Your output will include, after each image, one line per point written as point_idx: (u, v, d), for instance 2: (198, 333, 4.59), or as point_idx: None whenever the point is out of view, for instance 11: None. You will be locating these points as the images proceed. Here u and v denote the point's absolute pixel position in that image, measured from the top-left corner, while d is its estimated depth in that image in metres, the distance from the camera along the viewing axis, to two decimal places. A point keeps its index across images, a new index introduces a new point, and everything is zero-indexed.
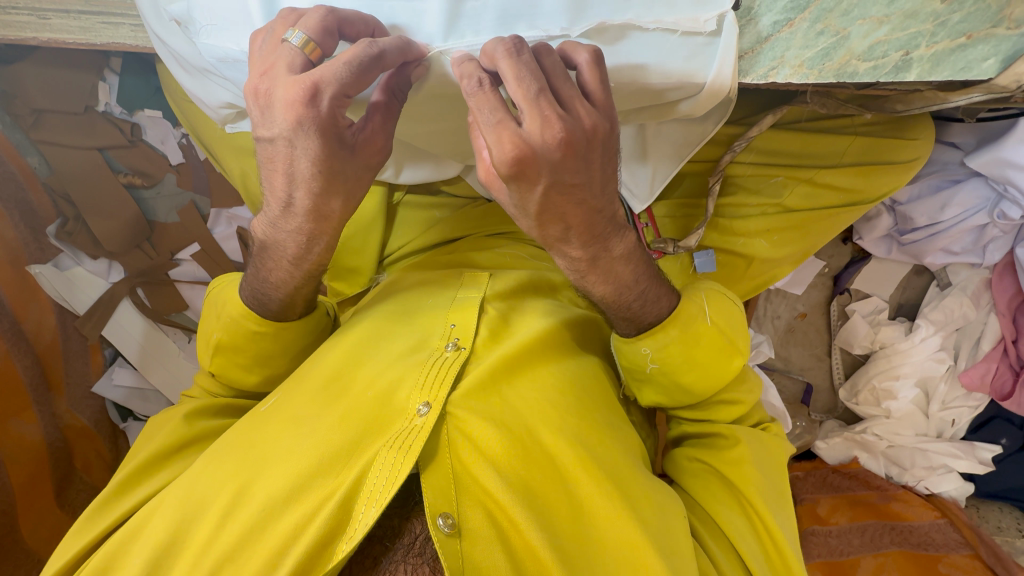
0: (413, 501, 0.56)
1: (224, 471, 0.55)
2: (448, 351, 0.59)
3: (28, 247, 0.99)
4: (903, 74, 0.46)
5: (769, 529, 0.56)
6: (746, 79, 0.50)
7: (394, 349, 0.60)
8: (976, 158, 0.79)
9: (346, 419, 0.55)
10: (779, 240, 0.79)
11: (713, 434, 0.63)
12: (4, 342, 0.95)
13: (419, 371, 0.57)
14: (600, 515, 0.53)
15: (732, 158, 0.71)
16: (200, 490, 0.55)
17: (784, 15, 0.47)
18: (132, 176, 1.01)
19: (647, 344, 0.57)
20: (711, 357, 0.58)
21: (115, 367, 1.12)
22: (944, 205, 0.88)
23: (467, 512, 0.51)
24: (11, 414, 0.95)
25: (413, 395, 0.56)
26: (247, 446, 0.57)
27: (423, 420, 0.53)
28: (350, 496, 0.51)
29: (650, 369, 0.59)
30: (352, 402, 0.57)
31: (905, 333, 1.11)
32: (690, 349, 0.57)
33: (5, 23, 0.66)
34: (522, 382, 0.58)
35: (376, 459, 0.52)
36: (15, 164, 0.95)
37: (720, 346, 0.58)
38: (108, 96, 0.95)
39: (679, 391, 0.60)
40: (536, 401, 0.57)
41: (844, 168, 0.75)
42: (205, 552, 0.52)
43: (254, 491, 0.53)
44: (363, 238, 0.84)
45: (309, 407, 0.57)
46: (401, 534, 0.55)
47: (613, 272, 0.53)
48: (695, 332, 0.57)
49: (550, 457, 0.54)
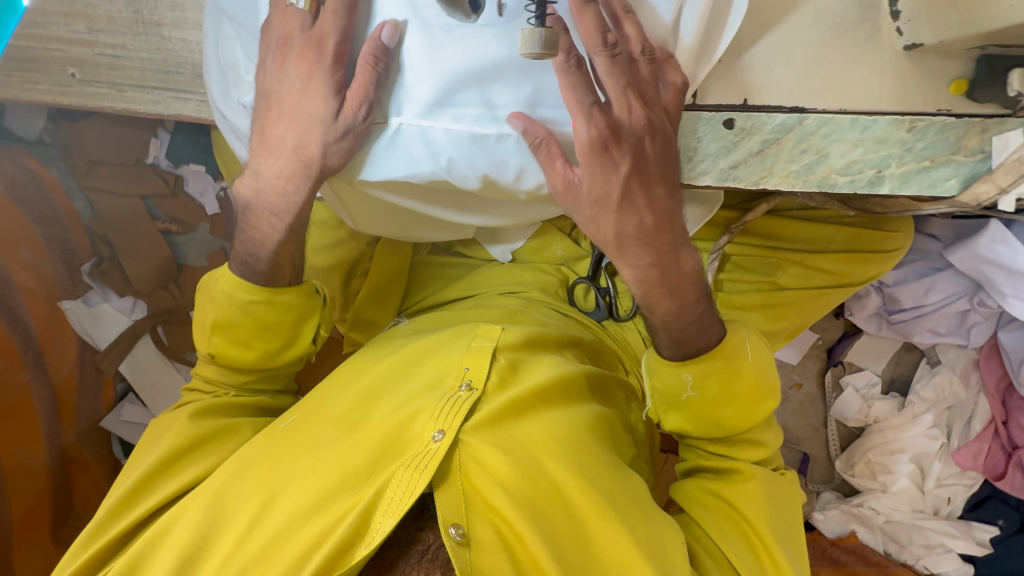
0: (427, 513, 0.59)
1: (250, 484, 0.59)
2: (461, 390, 0.63)
3: (63, 284, 1.03)
4: (877, 187, 0.53)
5: (774, 556, 0.58)
6: (739, 184, 0.55)
7: (412, 387, 0.64)
8: (954, 252, 0.86)
9: (365, 443, 0.60)
10: (773, 315, 0.85)
11: (729, 470, 0.64)
12: (27, 374, 0.96)
13: (435, 405, 0.61)
14: (599, 538, 0.56)
15: (728, 240, 0.80)
16: (220, 506, 0.58)
17: (774, 135, 0.52)
18: (168, 223, 1.09)
19: (690, 372, 0.62)
20: (746, 393, 0.63)
21: (125, 403, 1.14)
22: (928, 289, 0.94)
23: (476, 529, 0.56)
24: (21, 444, 0.95)
25: (428, 425, 0.60)
26: (271, 461, 0.60)
27: (437, 446, 0.58)
28: (368, 510, 0.55)
29: (687, 395, 0.63)
30: (369, 427, 0.61)
31: (898, 408, 1.15)
32: (725, 381, 0.62)
33: (85, 94, 0.74)
34: (528, 418, 0.62)
35: (390, 481, 0.56)
36: (63, 207, 1.03)
37: (755, 389, 0.63)
38: (158, 150, 1.05)
39: (713, 425, 0.64)
40: (540, 434, 0.61)
41: (832, 254, 0.81)
42: (228, 562, 0.55)
43: (277, 506, 0.57)
44: (385, 293, 0.91)
45: (331, 430, 0.62)
46: (415, 543, 0.58)
47: (679, 289, 0.61)
48: (735, 367, 0.62)
49: (555, 484, 0.58)
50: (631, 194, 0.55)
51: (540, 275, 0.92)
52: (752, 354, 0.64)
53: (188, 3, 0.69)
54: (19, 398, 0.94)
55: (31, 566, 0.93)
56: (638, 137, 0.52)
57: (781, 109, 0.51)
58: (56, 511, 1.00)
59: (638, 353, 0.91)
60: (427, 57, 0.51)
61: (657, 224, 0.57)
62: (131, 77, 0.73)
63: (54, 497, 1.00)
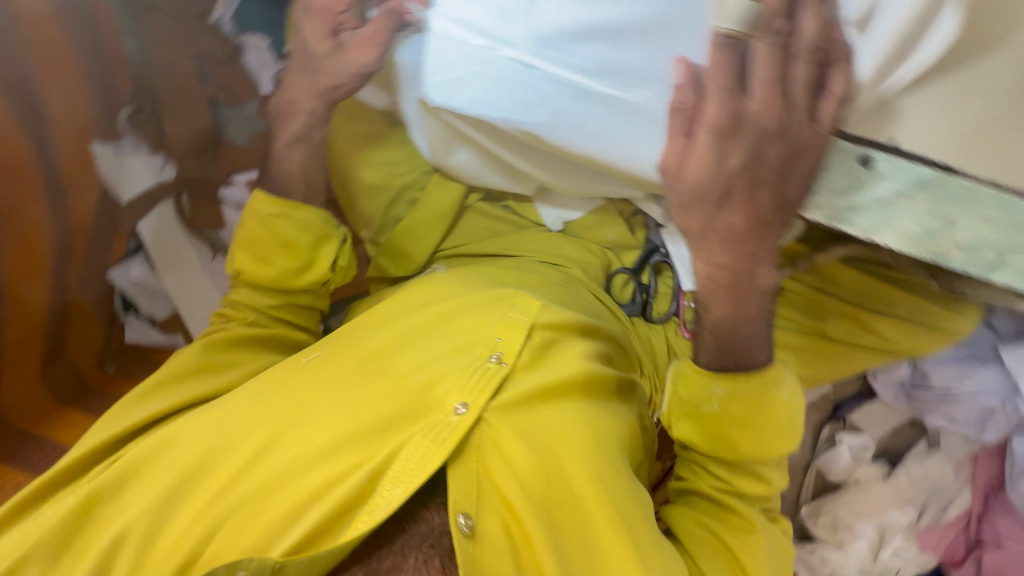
0: (437, 492, 0.60)
1: (263, 415, 0.61)
2: (490, 362, 0.62)
3: (97, 124, 0.98)
4: (990, 273, 0.50)
5: None
6: (850, 230, 0.51)
7: (439, 347, 0.63)
8: (1008, 348, 0.85)
9: (383, 398, 0.60)
10: (808, 361, 0.83)
11: (729, 508, 0.63)
12: (44, 209, 0.93)
13: (461, 373, 0.61)
14: (611, 555, 0.56)
15: (791, 274, 0.77)
16: (234, 427, 0.61)
17: (907, 189, 0.48)
18: (218, 91, 1.04)
19: (719, 386, 0.60)
20: (766, 428, 0.60)
21: (135, 259, 1.09)
22: (962, 377, 0.91)
23: (482, 516, 0.57)
24: (23, 277, 0.93)
25: (451, 394, 0.60)
26: (284, 399, 0.62)
27: (459, 419, 0.58)
28: (377, 472, 0.57)
29: (707, 408, 0.62)
30: (388, 384, 0.61)
31: (881, 476, 1.15)
32: (752, 409, 0.60)
33: None
34: (551, 407, 0.62)
35: (405, 446, 0.57)
36: (115, 45, 0.96)
37: (782, 424, 0.61)
38: (224, 12, 1.00)
39: (724, 443, 0.62)
40: (561, 427, 0.60)
41: (889, 319, 0.78)
42: (232, 484, 0.58)
43: (289, 438, 0.59)
44: (425, 230, 0.86)
45: (350, 378, 0.62)
46: (417, 522, 0.58)
47: (742, 302, 0.58)
48: (768, 397, 0.60)
49: (572, 485, 0.58)
50: (732, 193, 0.52)
51: (586, 254, 0.89)
52: (788, 393, 0.61)
53: None
54: (31, 229, 0.92)
55: (13, 391, 0.96)
56: (734, 149, 0.50)
57: (927, 161, 0.48)
58: (48, 348, 1.01)
59: (662, 360, 0.89)
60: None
61: (747, 226, 0.54)
62: None
63: (48, 334, 1.00)
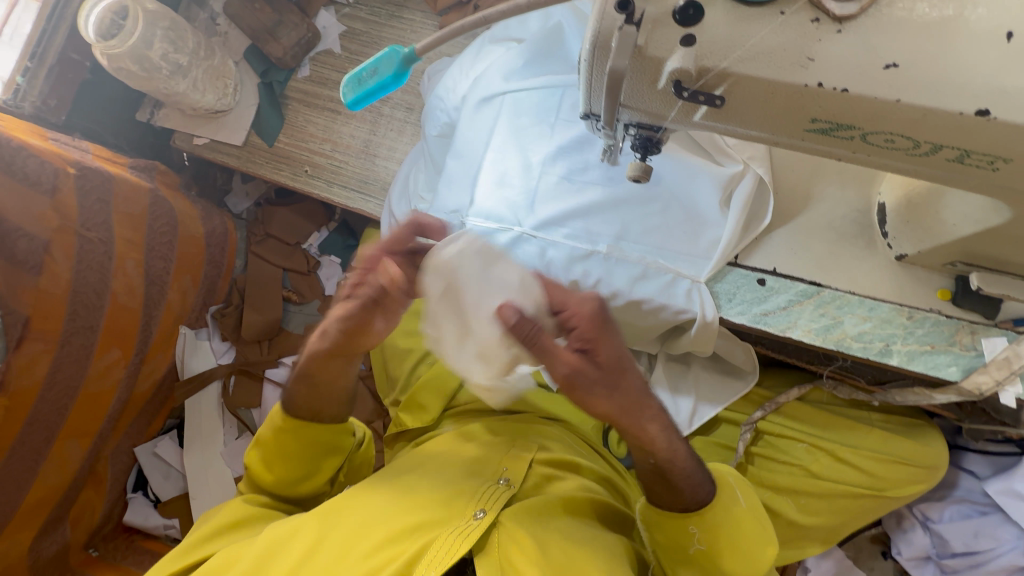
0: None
1: (298, 528, 0.63)
2: (500, 484, 0.68)
3: (192, 314, 1.26)
4: (887, 358, 0.66)
5: None
6: (768, 327, 0.69)
7: (455, 470, 0.69)
8: (991, 484, 0.89)
9: (412, 507, 0.63)
10: (808, 506, 0.85)
11: None
12: (125, 375, 1.11)
13: (476, 489, 0.66)
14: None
15: (761, 415, 0.87)
16: (287, 527, 0.63)
17: (796, 296, 0.68)
18: (291, 292, 1.33)
19: (695, 523, 0.64)
20: (755, 547, 0.64)
21: (166, 436, 1.26)
22: (976, 532, 0.90)
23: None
24: (78, 435, 1.03)
25: (471, 503, 0.63)
26: (335, 504, 0.65)
27: (479, 522, 0.60)
28: (411, 562, 0.57)
29: (695, 549, 0.65)
30: (420, 495, 0.65)
31: None
32: (735, 536, 0.64)
33: (304, 183, 1.07)
34: (561, 521, 0.65)
35: (434, 541, 0.58)
36: (227, 261, 1.32)
37: (758, 544, 0.65)
38: (314, 240, 1.35)
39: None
40: (570, 537, 0.62)
41: (867, 453, 0.83)
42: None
43: (329, 542, 0.61)
44: (441, 383, 0.99)
45: (379, 490, 0.66)
46: None
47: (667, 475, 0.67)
48: (735, 521, 0.64)
49: None
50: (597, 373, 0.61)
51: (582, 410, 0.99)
52: (746, 502, 0.66)
53: (401, 148, 1.04)
54: (105, 389, 1.06)
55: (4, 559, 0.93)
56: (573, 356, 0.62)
57: (802, 279, 0.68)
58: (53, 516, 1.01)
59: None
60: (550, 190, 0.75)
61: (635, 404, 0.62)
62: (340, 181, 1.06)
63: (59, 501, 1.02)
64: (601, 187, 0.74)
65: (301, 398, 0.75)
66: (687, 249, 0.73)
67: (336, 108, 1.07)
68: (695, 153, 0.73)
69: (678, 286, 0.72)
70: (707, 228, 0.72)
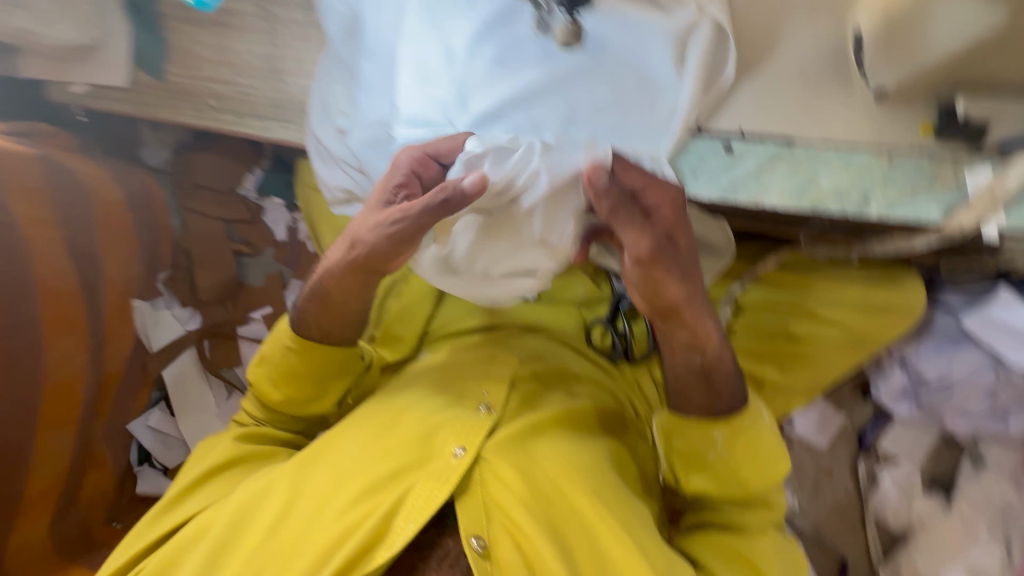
0: (447, 521, 0.62)
1: (272, 487, 0.62)
2: (480, 411, 0.64)
3: (139, 283, 1.17)
4: (866, 210, 0.60)
5: None
6: (739, 198, 0.63)
7: (431, 403, 0.66)
8: (968, 317, 0.90)
9: (388, 453, 0.61)
10: (789, 368, 0.86)
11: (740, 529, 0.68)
12: (87, 358, 1.06)
13: (456, 423, 0.63)
14: (619, 566, 0.56)
15: (740, 288, 0.86)
16: (260, 487, 0.62)
17: (767, 158, 0.61)
18: (241, 245, 1.24)
19: (720, 429, 0.66)
20: (769, 453, 0.67)
21: (155, 409, 1.22)
22: (951, 364, 0.93)
23: (495, 539, 0.58)
24: (57, 424, 1.01)
25: (451, 440, 0.61)
26: (303, 461, 0.63)
27: (459, 462, 0.59)
28: (390, 513, 0.58)
29: (713, 456, 0.67)
30: (396, 436, 0.63)
31: (944, 511, 1.04)
32: (751, 448, 0.67)
33: (213, 119, 0.94)
34: (547, 441, 0.63)
35: (413, 488, 0.59)
36: (161, 221, 1.20)
37: (773, 452, 0.67)
38: (250, 183, 1.23)
39: (734, 483, 0.68)
40: (559, 458, 0.62)
41: (844, 307, 0.83)
42: (262, 545, 0.59)
43: (304, 499, 0.61)
44: (413, 311, 0.95)
45: (354, 439, 0.63)
46: (434, 548, 0.60)
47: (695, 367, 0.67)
48: (755, 432, 0.67)
49: (573, 508, 0.59)
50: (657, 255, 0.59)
51: (559, 313, 0.97)
52: (768, 418, 0.68)
53: (310, 59, 0.89)
54: (70, 379, 1.02)
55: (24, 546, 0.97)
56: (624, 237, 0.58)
57: (773, 137, 0.61)
58: (63, 501, 1.05)
59: (652, 399, 0.92)
60: (480, 78, 0.65)
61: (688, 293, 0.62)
62: (252, 110, 0.92)
63: (66, 486, 1.05)
64: (540, 65, 0.63)
65: (311, 315, 0.70)
66: (643, 121, 0.64)
67: (224, 21, 0.91)
68: (639, 6, 0.62)
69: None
70: (663, 94, 0.63)
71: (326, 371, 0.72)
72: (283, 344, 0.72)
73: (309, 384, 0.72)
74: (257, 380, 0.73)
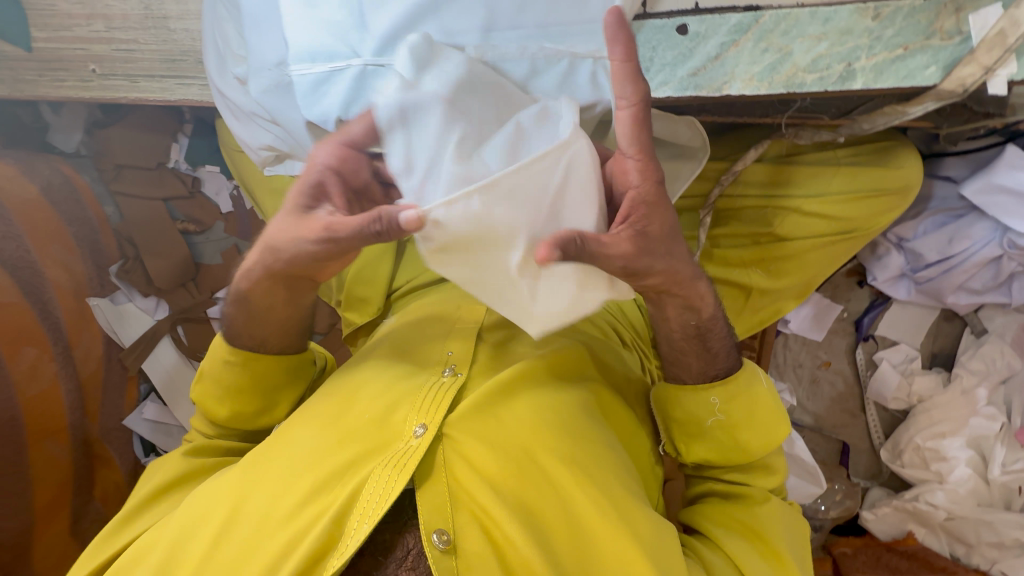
0: (405, 518, 0.56)
1: (221, 493, 0.58)
2: (445, 376, 0.62)
3: (92, 282, 1.10)
4: (850, 83, 0.51)
5: (773, 550, 0.62)
6: (702, 91, 0.53)
7: (391, 374, 0.64)
8: (970, 185, 0.82)
9: (346, 440, 0.58)
10: (776, 271, 0.81)
11: (739, 493, 0.67)
12: (58, 364, 1.01)
13: (417, 395, 0.60)
14: (596, 529, 0.56)
15: (720, 192, 0.78)
16: (200, 507, 0.58)
17: (731, 36, 0.52)
18: (187, 223, 1.16)
19: (717, 394, 0.66)
20: (767, 421, 0.66)
21: (147, 402, 1.19)
22: (952, 238, 0.87)
23: (460, 532, 0.54)
24: (49, 434, 0.99)
25: (410, 418, 0.58)
26: (249, 466, 0.60)
27: (418, 441, 0.56)
28: (343, 512, 0.53)
29: (712, 421, 0.66)
30: (353, 419, 0.60)
31: (943, 384, 1.03)
32: (751, 409, 0.66)
33: (104, 87, 0.81)
34: (518, 404, 0.60)
35: (371, 475, 0.55)
36: (94, 211, 1.11)
37: (771, 414, 0.66)
38: (178, 154, 1.13)
39: (731, 449, 0.67)
40: (529, 419, 0.59)
41: (833, 198, 0.75)
42: (203, 568, 0.54)
43: (248, 509, 0.56)
44: (374, 270, 0.88)
45: (309, 431, 0.60)
46: (392, 549, 0.55)
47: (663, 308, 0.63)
48: (755, 394, 0.66)
49: (546, 473, 0.57)
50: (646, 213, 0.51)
51: None
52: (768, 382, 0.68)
53: None
54: (47, 390, 0.98)
55: (50, 553, 0.99)
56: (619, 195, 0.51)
57: (735, 9, 0.52)
58: (75, 504, 1.05)
59: (635, 319, 0.90)
60: None
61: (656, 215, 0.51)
62: (143, 69, 0.80)
63: (74, 491, 1.04)
64: None
65: (241, 324, 0.68)
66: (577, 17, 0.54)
67: None
68: None
69: (579, 72, 0.55)
70: None
71: (277, 378, 0.70)
72: (218, 359, 0.69)
73: (259, 397, 0.70)
74: (201, 399, 0.71)
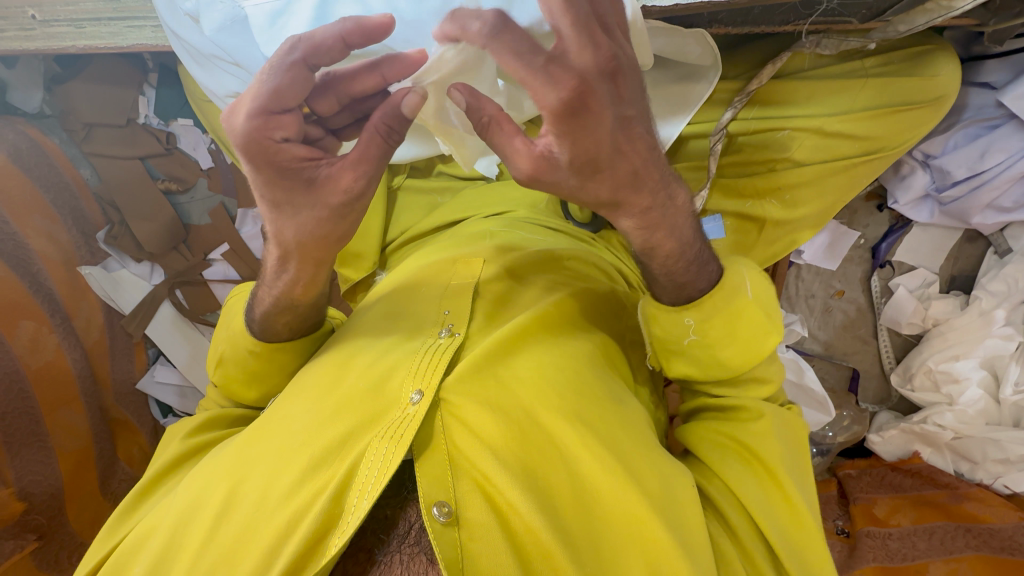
0: (405, 491, 0.58)
1: (221, 471, 0.59)
2: (442, 337, 0.61)
3: (80, 250, 1.07)
4: None
5: (778, 484, 0.60)
6: None
7: (387, 340, 0.63)
8: (1009, 93, 0.75)
9: (341, 411, 0.58)
10: (793, 200, 0.75)
11: (735, 408, 0.66)
12: (58, 335, 1.01)
13: (412, 359, 0.59)
14: (602, 490, 0.55)
15: (733, 115, 0.71)
16: (200, 490, 0.58)
17: None
18: (169, 182, 1.11)
19: (692, 315, 0.60)
20: (752, 332, 0.60)
21: (158, 365, 1.19)
22: (983, 153, 0.80)
23: (462, 500, 0.52)
24: (62, 404, 1.00)
25: (406, 385, 0.57)
26: (248, 442, 0.60)
27: (416, 409, 0.55)
28: (343, 488, 0.53)
29: (690, 340, 0.61)
30: (346, 391, 0.59)
31: (961, 308, 1.01)
32: (731, 323, 0.60)
33: (48, 36, 0.73)
34: (517, 361, 0.60)
35: (369, 447, 0.54)
36: (70, 174, 1.06)
37: (760, 321, 0.61)
38: (146, 108, 1.06)
39: (715, 367, 0.62)
40: (531, 378, 0.59)
41: (855, 114, 0.68)
42: (206, 548, 0.54)
43: (246, 489, 0.56)
44: (365, 223, 0.84)
45: (303, 404, 0.61)
46: (395, 524, 0.56)
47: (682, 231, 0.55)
48: (737, 306, 0.60)
49: (549, 434, 0.56)
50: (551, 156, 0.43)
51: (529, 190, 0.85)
52: (752, 290, 0.61)
53: None
54: (53, 359, 0.99)
55: (83, 513, 1.03)
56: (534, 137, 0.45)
57: None
58: (102, 465, 1.08)
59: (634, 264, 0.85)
60: None
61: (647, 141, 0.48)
62: (87, 12, 0.71)
63: (97, 454, 1.07)
64: None
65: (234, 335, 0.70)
66: None
67: None
68: None
69: None
70: None
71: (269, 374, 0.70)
72: (242, 347, 0.68)
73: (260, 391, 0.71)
74: (224, 379, 0.72)
